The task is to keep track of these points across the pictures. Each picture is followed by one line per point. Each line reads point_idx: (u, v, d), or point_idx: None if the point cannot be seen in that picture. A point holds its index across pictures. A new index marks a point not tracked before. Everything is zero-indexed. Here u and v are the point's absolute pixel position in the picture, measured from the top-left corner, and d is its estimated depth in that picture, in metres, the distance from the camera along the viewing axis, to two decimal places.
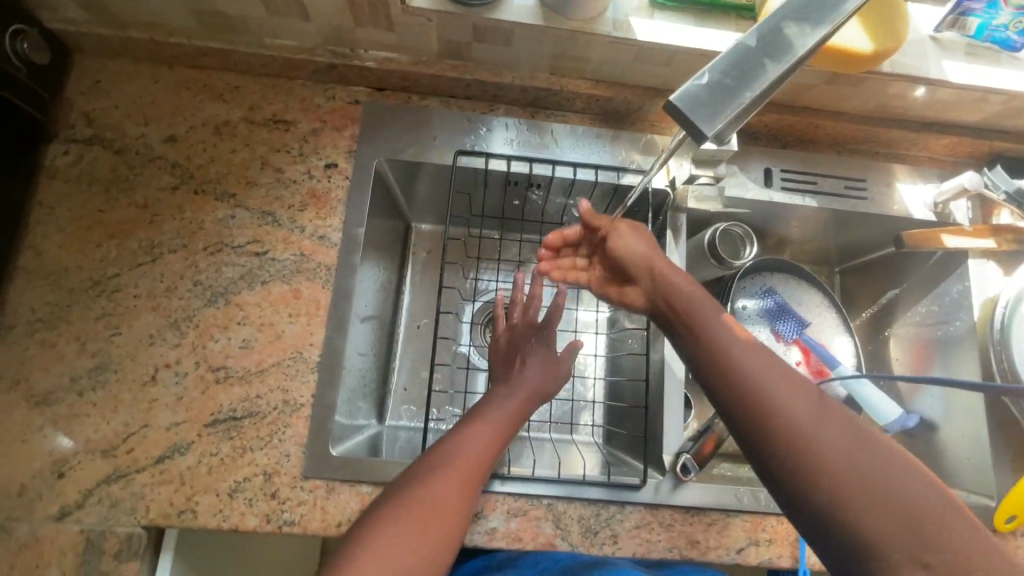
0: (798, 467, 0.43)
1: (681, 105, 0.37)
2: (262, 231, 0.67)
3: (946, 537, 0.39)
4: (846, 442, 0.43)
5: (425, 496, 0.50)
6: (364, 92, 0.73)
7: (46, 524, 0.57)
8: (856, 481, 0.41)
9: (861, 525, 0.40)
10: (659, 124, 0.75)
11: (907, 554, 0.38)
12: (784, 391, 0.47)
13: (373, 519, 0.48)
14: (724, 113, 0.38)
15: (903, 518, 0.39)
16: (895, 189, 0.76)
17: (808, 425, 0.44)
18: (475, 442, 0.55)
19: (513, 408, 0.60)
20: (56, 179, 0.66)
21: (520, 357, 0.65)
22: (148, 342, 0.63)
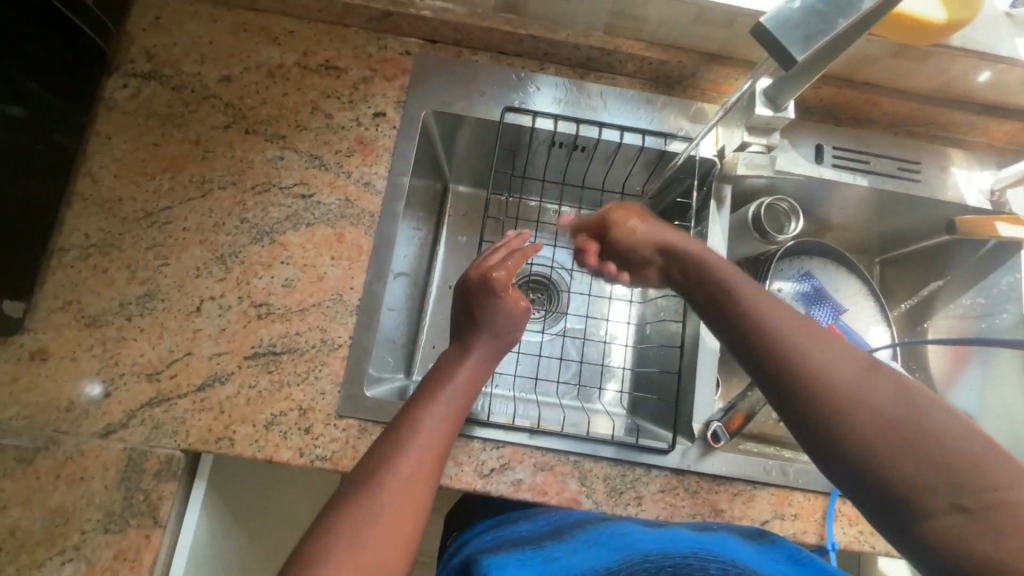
0: (826, 428, 0.43)
1: (772, 27, 0.37)
2: (310, 173, 0.68)
3: (987, 484, 0.37)
4: (877, 399, 0.42)
5: (407, 462, 0.47)
6: (416, 43, 0.73)
7: (92, 439, 0.59)
8: (887, 437, 0.41)
9: (895, 477, 0.40)
10: (710, 92, 0.74)
11: (942, 500, 0.38)
12: (810, 353, 0.46)
13: (353, 487, 0.45)
14: (817, 38, 0.37)
15: (940, 468, 0.39)
16: (950, 173, 0.74)
17: (837, 385, 0.44)
18: (449, 406, 0.53)
19: (475, 367, 0.57)
20: (115, 110, 0.68)
21: (477, 318, 0.60)
22: (194, 274, 0.64)
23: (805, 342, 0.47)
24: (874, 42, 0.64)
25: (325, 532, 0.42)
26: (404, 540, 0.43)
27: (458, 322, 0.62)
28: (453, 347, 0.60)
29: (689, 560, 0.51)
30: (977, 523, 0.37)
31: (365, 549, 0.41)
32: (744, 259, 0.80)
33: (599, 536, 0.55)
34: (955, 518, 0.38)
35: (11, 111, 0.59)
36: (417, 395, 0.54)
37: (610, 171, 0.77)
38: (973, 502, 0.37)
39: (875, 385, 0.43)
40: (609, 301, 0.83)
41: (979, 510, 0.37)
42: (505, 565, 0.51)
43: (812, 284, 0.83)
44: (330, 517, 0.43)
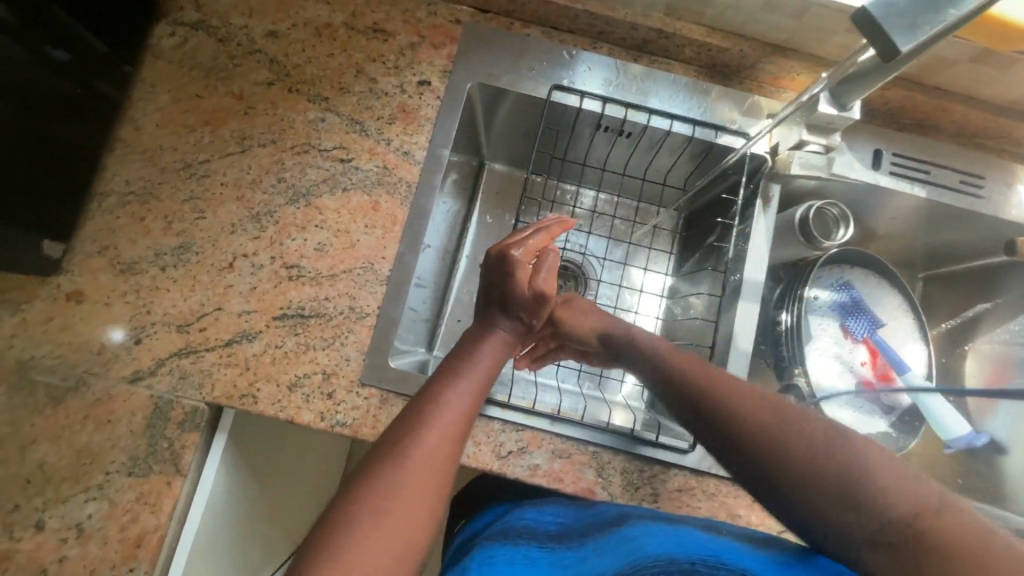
0: (755, 476, 0.45)
1: (875, 13, 0.34)
2: (350, 138, 0.67)
3: (897, 515, 0.38)
4: (788, 441, 0.44)
5: (429, 435, 0.46)
6: (467, 12, 0.71)
7: (121, 383, 0.60)
8: (805, 479, 0.42)
9: (821, 518, 0.41)
10: (767, 86, 0.71)
11: (864, 538, 0.39)
12: (722, 398, 0.48)
13: (377, 457, 0.45)
14: (926, 26, 0.34)
15: (852, 504, 0.40)
16: (1015, 191, 0.70)
17: (752, 428, 0.46)
18: (471, 381, 0.52)
19: (496, 348, 0.56)
20: (161, 59, 0.67)
21: (499, 300, 0.59)
22: (229, 231, 0.64)
23: (719, 390, 0.49)
24: (956, 42, 0.60)
25: (350, 499, 0.42)
26: (424, 511, 0.43)
27: (480, 303, 0.61)
28: (476, 327, 0.59)
29: (698, 567, 0.45)
30: (898, 556, 0.38)
31: (385, 519, 0.41)
32: (784, 262, 0.77)
33: (609, 539, 0.51)
34: (880, 554, 0.39)
35: (55, 55, 0.57)
36: (443, 368, 0.53)
37: (654, 160, 0.75)
38: (890, 536, 0.38)
39: (782, 425, 0.45)
40: (639, 294, 0.82)
41: (897, 543, 0.38)
42: (509, 560, 0.51)
43: (851, 294, 0.80)
44: (355, 485, 0.43)
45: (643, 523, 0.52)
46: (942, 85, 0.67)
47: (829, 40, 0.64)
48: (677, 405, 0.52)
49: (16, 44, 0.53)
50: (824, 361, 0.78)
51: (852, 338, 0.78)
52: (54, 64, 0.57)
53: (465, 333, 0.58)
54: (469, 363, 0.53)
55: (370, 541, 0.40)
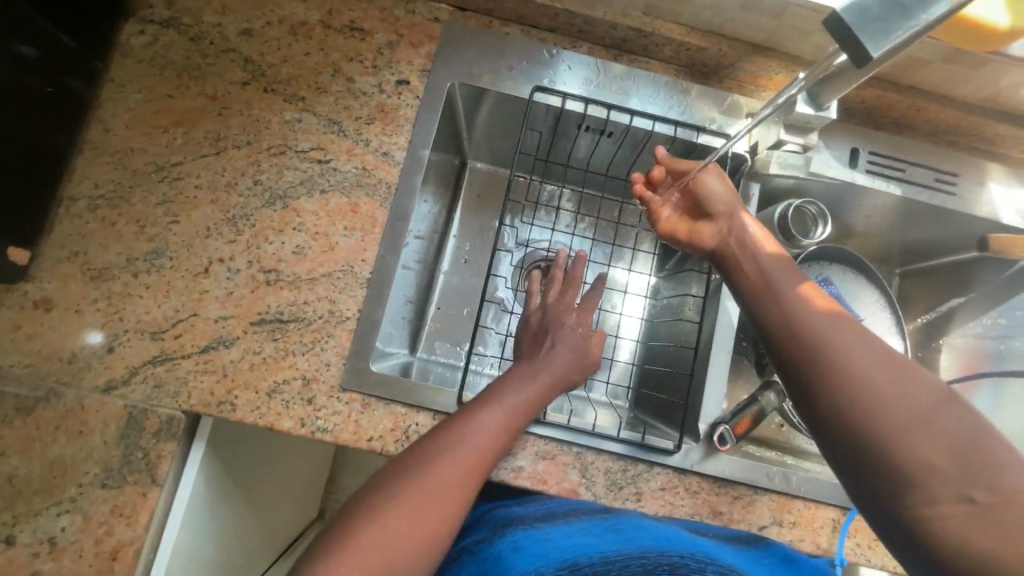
0: (843, 403, 0.42)
1: (846, 19, 0.34)
2: (328, 139, 0.66)
3: (1003, 479, 0.36)
4: (902, 382, 0.42)
5: (476, 452, 0.49)
6: (446, 10, 0.70)
7: (93, 394, 0.58)
8: (907, 416, 0.40)
9: (906, 459, 0.39)
10: (746, 86, 0.71)
11: (951, 491, 0.37)
12: (830, 330, 0.46)
13: (397, 469, 0.46)
14: (898, 32, 0.34)
15: (953, 455, 0.38)
16: (987, 188, 0.71)
17: (857, 366, 0.43)
18: (522, 409, 0.54)
19: (541, 386, 0.57)
20: (130, 58, 0.65)
21: (553, 339, 0.61)
22: (204, 235, 0.62)
23: (829, 328, 0.46)
24: (928, 43, 0.61)
25: (394, 491, 0.45)
26: (452, 521, 0.45)
27: (524, 339, 0.62)
28: (523, 364, 0.59)
29: (685, 561, 0.46)
30: (983, 517, 0.36)
31: (421, 519, 0.44)
32: None
33: (594, 526, 0.52)
34: (962, 510, 0.37)
35: None
36: (497, 387, 0.55)
37: (636, 159, 0.75)
38: (983, 496, 0.36)
39: (900, 368, 0.42)
40: (623, 294, 0.82)
41: (989, 505, 0.36)
42: (504, 553, 0.48)
43: (830, 291, 0.80)
44: (399, 478, 0.46)
45: (634, 517, 0.54)
46: (919, 84, 0.68)
47: (806, 39, 0.64)
48: (775, 330, 0.50)
49: None
50: None
51: None
52: None
53: (509, 369, 0.58)
54: (524, 390, 0.55)
55: (405, 535, 0.43)
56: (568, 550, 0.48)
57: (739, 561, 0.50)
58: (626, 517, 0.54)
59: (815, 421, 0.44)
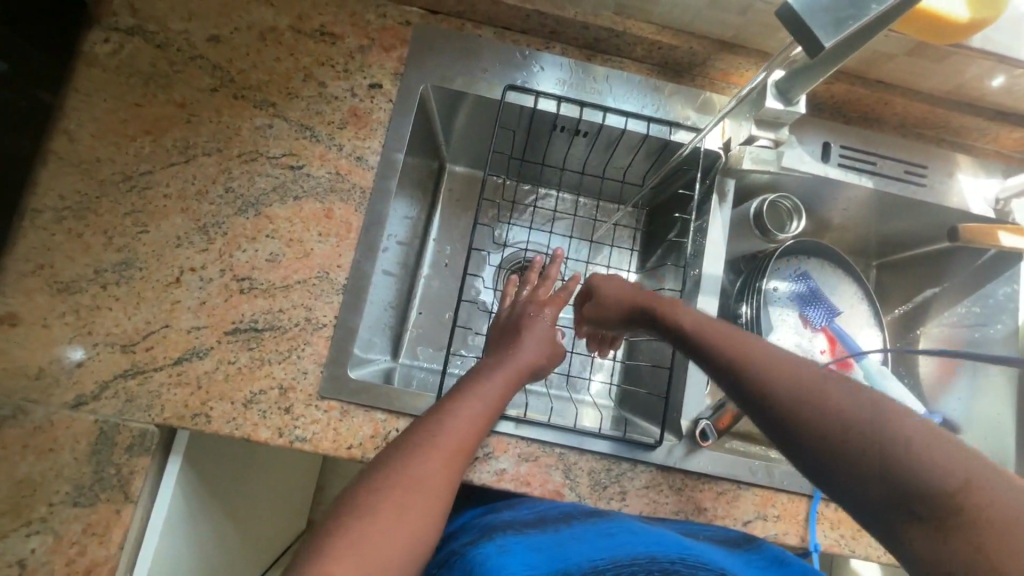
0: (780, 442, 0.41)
1: (798, 11, 0.34)
2: (300, 145, 0.65)
3: (932, 486, 0.33)
4: (820, 391, 0.40)
5: (454, 438, 0.48)
6: (417, 14, 0.70)
7: (62, 410, 0.57)
8: (838, 443, 0.37)
9: (851, 486, 0.37)
10: (718, 84, 0.72)
11: (899, 512, 0.34)
12: (742, 363, 0.45)
13: (373, 471, 0.45)
14: (850, 22, 0.34)
15: (887, 476, 0.35)
16: (956, 179, 0.72)
17: (776, 385, 0.42)
18: (497, 394, 0.54)
19: (510, 370, 0.56)
20: (96, 67, 0.64)
21: (521, 329, 0.61)
22: (175, 244, 0.61)
23: (747, 349, 0.45)
24: (893, 37, 0.62)
25: (374, 485, 0.44)
26: (437, 512, 0.44)
27: (498, 333, 0.62)
28: (491, 356, 0.58)
29: (676, 567, 0.44)
30: (935, 535, 0.33)
31: (405, 512, 0.43)
32: (744, 256, 0.79)
33: (588, 531, 0.51)
34: (919, 532, 0.33)
35: None
36: (470, 377, 0.55)
37: (612, 158, 0.75)
38: (925, 511, 0.33)
39: (811, 387, 0.40)
40: None
41: (934, 519, 0.33)
42: (490, 554, 0.47)
43: (808, 284, 0.81)
44: (379, 473, 0.45)
45: (626, 520, 0.53)
46: (887, 78, 0.69)
47: (775, 36, 0.65)
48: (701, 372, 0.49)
49: None
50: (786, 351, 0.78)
51: (811, 328, 0.79)
52: None
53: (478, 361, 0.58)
54: (496, 375, 0.55)
55: (390, 530, 0.41)
56: (555, 561, 0.46)
57: (733, 564, 0.48)
58: (618, 519, 0.53)
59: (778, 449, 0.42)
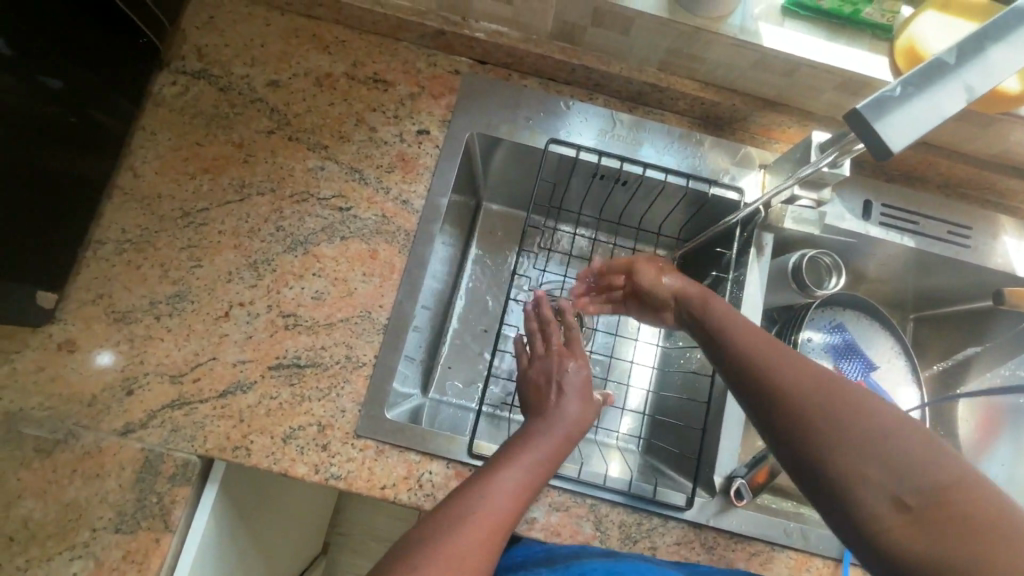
0: (792, 432, 0.46)
1: (868, 112, 0.35)
2: (349, 186, 0.67)
3: (929, 483, 0.40)
4: (831, 397, 0.45)
5: (497, 509, 0.47)
6: (465, 63, 0.73)
7: (111, 436, 0.59)
8: (853, 440, 0.43)
9: (853, 475, 0.42)
10: (759, 138, 0.73)
11: (886, 498, 0.41)
12: (769, 360, 0.50)
13: (421, 539, 0.44)
14: (915, 129, 0.35)
15: (890, 468, 0.41)
16: (1001, 242, 0.72)
17: (791, 387, 0.47)
18: (543, 464, 0.52)
19: (560, 438, 0.55)
20: (161, 107, 0.68)
21: (558, 385, 0.59)
22: (226, 279, 0.64)
23: (771, 354, 0.50)
24: None
25: (420, 563, 0.42)
26: None
27: (534, 389, 0.60)
28: (537, 418, 0.57)
29: None
30: (919, 520, 0.39)
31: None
32: (776, 308, 0.79)
33: (606, 565, 0.51)
34: (899, 515, 0.40)
35: (51, 84, 0.55)
36: (520, 441, 0.54)
37: (648, 208, 0.76)
38: (918, 503, 0.40)
39: (838, 390, 0.45)
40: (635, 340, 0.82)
41: (921, 507, 0.40)
42: None
43: (843, 337, 0.80)
44: (425, 549, 0.43)
45: (636, 562, 0.53)
46: (931, 139, 0.69)
47: (819, 97, 0.66)
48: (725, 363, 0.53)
49: (8, 78, 0.51)
50: None
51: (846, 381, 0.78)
52: (50, 95, 0.55)
53: (523, 426, 0.56)
54: (543, 442, 0.54)
55: None
56: None
57: None
58: (628, 560, 0.53)
59: (770, 441, 0.48)
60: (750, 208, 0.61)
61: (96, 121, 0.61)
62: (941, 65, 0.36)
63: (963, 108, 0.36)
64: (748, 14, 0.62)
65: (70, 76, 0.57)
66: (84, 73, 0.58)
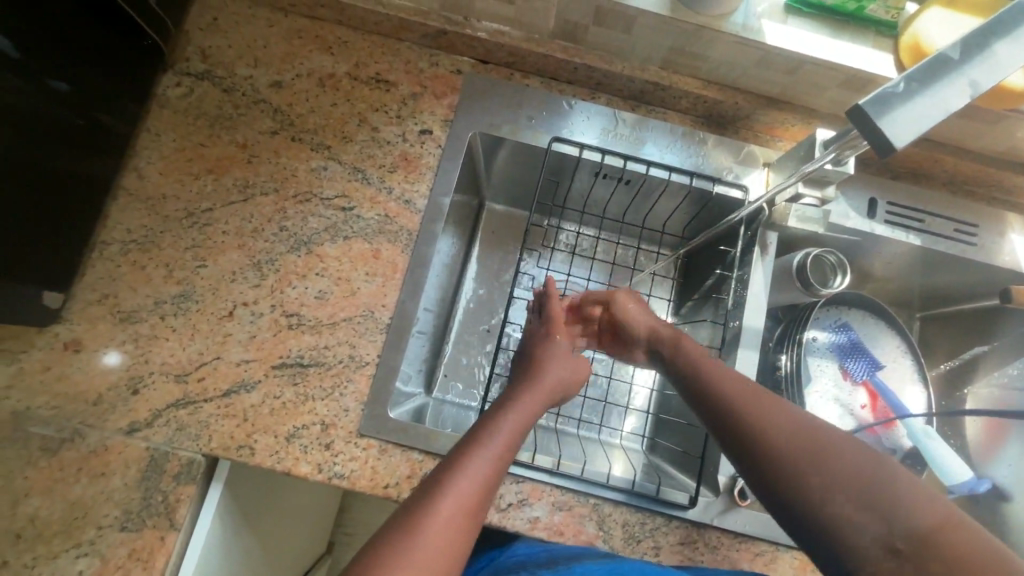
0: (777, 481, 0.46)
1: (869, 108, 0.35)
2: (352, 187, 0.68)
3: (916, 526, 0.40)
4: (810, 443, 0.45)
5: (460, 494, 0.44)
6: (468, 62, 0.73)
7: (116, 435, 0.59)
8: (835, 485, 0.43)
9: (840, 523, 0.42)
10: (763, 136, 0.72)
11: (876, 544, 0.40)
12: (748, 408, 0.50)
13: (384, 536, 0.42)
14: (918, 125, 0.35)
15: (873, 510, 0.41)
16: (1008, 240, 0.71)
17: (772, 433, 0.47)
18: (507, 441, 0.50)
19: (521, 414, 0.53)
20: (166, 109, 0.69)
21: (539, 358, 0.62)
22: (230, 279, 0.64)
23: (746, 397, 0.51)
24: None
25: (402, 534, 0.41)
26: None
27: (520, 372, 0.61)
28: (515, 385, 0.58)
29: None
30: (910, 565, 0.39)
31: (431, 554, 0.41)
32: (781, 307, 0.79)
33: (606, 567, 0.52)
34: (891, 561, 0.39)
35: (58, 87, 0.56)
36: (480, 425, 0.51)
37: (651, 207, 0.76)
38: (907, 546, 0.39)
39: (815, 435, 0.46)
40: None
41: (910, 551, 0.39)
42: None
43: (849, 336, 0.79)
44: (405, 520, 0.42)
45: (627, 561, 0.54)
46: (936, 136, 0.69)
47: (822, 94, 0.66)
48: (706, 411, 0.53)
49: (14, 78, 0.51)
50: (824, 404, 0.77)
51: (851, 380, 0.78)
52: (56, 99, 0.56)
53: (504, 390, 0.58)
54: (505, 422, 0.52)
55: None
56: None
57: None
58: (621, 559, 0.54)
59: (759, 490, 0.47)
60: (751, 207, 0.61)
61: (102, 123, 0.62)
62: (944, 61, 0.36)
63: (967, 104, 0.36)
64: (751, 11, 0.62)
65: (76, 79, 0.57)
66: (89, 74, 0.59)
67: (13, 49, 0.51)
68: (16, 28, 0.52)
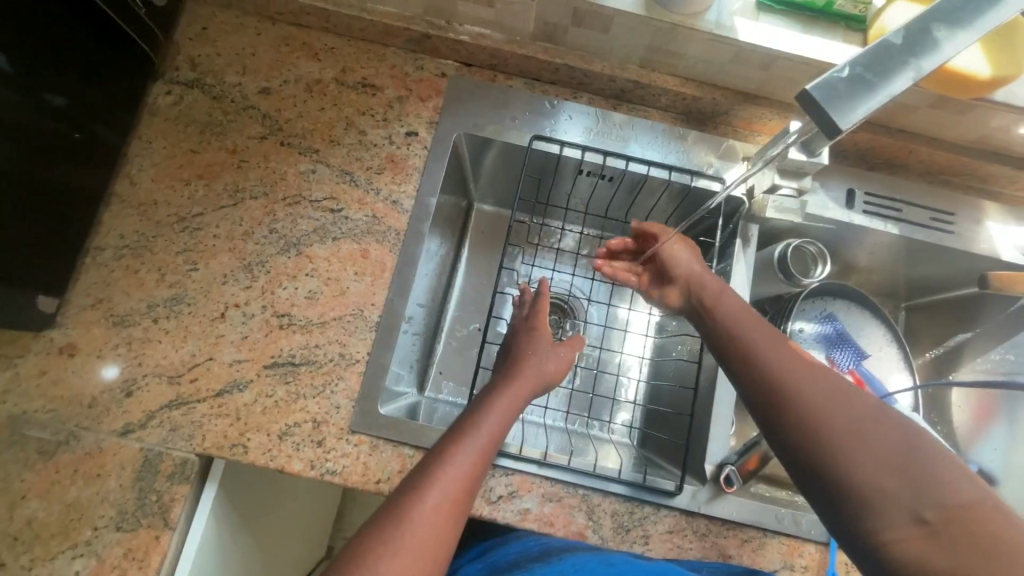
0: (813, 449, 0.45)
1: (817, 93, 0.36)
2: (340, 189, 0.69)
3: (948, 499, 0.41)
4: (847, 412, 0.46)
5: (444, 489, 0.45)
6: (452, 65, 0.74)
7: (111, 437, 0.60)
8: (870, 456, 0.43)
9: (868, 492, 0.43)
10: (742, 131, 0.74)
11: (905, 515, 0.41)
12: (792, 369, 0.50)
13: (374, 529, 0.42)
14: (864, 107, 0.36)
15: (901, 478, 0.42)
16: (985, 227, 0.72)
17: (809, 400, 0.47)
18: (493, 432, 0.51)
19: (505, 406, 0.54)
20: (157, 116, 0.70)
21: (524, 351, 0.61)
22: (221, 281, 0.65)
23: (779, 364, 0.50)
24: (914, 91, 0.64)
25: (389, 524, 0.42)
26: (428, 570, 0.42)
27: (500, 362, 0.62)
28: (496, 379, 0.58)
29: None
30: (935, 537, 0.40)
31: (421, 544, 0.42)
32: (765, 299, 0.80)
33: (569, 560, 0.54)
34: (915, 530, 0.41)
35: (54, 100, 0.58)
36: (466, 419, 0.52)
37: (634, 202, 0.77)
38: (934, 516, 0.41)
39: (852, 405, 0.46)
40: (625, 333, 0.83)
41: (937, 522, 0.40)
42: None
43: (835, 326, 0.80)
44: (391, 512, 0.43)
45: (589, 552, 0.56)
46: (909, 128, 0.70)
47: (797, 89, 0.67)
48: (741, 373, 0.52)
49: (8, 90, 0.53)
50: None
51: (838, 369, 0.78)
52: (51, 110, 0.58)
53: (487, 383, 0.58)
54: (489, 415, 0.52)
55: None
56: None
57: None
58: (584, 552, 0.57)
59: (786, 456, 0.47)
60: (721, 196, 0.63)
61: (94, 132, 0.63)
62: (888, 47, 0.37)
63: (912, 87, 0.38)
64: (724, 10, 0.63)
65: (70, 91, 0.59)
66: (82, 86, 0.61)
67: (10, 67, 0.54)
68: (11, 42, 0.53)
